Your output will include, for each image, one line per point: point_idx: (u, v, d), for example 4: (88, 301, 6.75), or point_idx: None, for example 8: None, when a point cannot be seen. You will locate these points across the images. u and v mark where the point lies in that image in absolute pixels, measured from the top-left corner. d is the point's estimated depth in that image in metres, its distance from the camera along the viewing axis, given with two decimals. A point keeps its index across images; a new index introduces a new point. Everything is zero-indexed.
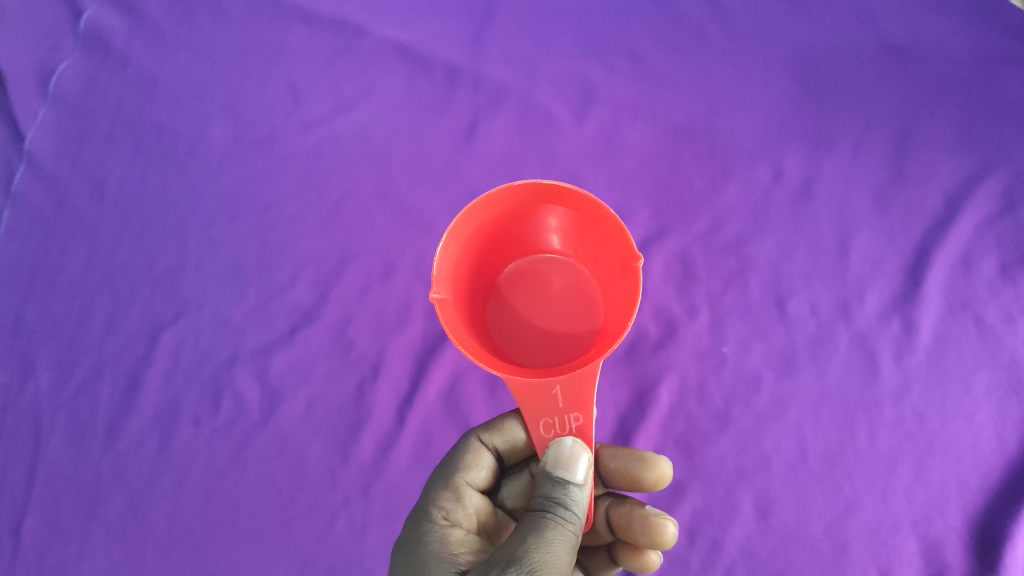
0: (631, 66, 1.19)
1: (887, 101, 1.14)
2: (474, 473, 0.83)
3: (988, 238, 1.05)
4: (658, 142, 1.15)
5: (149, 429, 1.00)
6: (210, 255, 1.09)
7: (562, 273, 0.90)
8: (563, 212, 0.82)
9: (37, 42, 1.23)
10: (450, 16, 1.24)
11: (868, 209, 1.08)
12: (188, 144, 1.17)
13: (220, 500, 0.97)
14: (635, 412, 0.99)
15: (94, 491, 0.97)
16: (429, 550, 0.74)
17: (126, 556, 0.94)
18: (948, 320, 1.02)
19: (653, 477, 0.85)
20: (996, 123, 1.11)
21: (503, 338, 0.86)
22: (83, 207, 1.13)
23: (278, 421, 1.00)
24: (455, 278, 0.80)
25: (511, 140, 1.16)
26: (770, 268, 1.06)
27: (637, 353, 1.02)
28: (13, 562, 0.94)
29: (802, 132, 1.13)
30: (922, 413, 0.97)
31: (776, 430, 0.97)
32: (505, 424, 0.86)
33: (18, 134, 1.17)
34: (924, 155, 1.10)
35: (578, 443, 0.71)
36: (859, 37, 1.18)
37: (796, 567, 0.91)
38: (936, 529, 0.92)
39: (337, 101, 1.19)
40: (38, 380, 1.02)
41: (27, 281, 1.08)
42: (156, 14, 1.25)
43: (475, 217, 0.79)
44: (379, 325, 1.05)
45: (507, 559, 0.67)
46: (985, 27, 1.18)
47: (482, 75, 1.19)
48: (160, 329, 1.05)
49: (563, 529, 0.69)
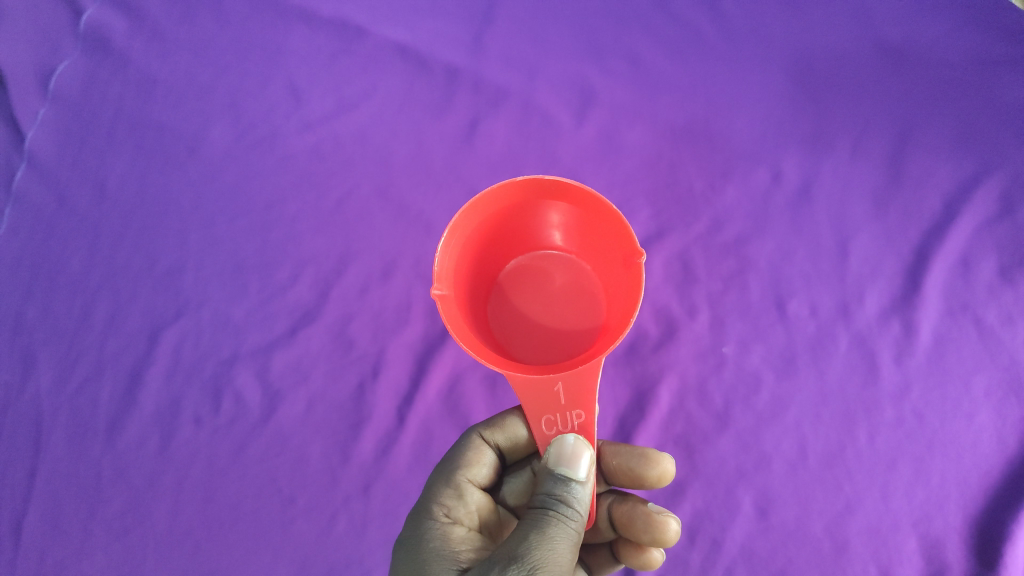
0: (631, 67, 1.19)
1: (887, 102, 1.14)
2: (476, 470, 0.83)
3: (988, 239, 1.05)
4: (657, 143, 1.15)
5: (150, 428, 1.00)
6: (210, 255, 1.09)
7: (564, 270, 0.90)
8: (565, 209, 0.82)
9: (38, 41, 1.23)
10: (450, 17, 1.24)
11: (868, 210, 1.08)
12: (189, 144, 1.17)
13: (221, 499, 0.97)
14: (635, 412, 0.99)
15: (94, 490, 0.97)
16: (430, 548, 0.74)
17: (127, 556, 0.94)
18: (948, 321, 1.02)
19: (655, 474, 0.85)
20: (995, 124, 1.11)
21: (505, 335, 0.86)
22: (83, 206, 1.13)
23: (279, 421, 1.00)
24: (457, 275, 0.80)
25: (511, 140, 1.16)
26: (770, 268, 1.06)
27: (637, 352, 1.02)
28: (14, 561, 0.94)
29: (802, 133, 1.13)
30: (922, 414, 0.97)
31: (776, 430, 0.97)
32: (507, 421, 0.86)
33: (18, 134, 1.17)
34: (924, 156, 1.11)
35: (580, 440, 0.71)
36: (858, 38, 1.18)
37: (796, 567, 0.91)
38: (936, 528, 0.92)
39: (337, 101, 1.19)
40: (39, 379, 1.02)
41: (27, 280, 1.08)
42: (156, 14, 1.25)
43: (477, 213, 0.79)
44: (379, 325, 1.05)
45: (509, 557, 0.67)
46: (983, 29, 1.18)
47: (482, 75, 1.20)
48: (161, 328, 1.05)
49: (565, 527, 0.69)
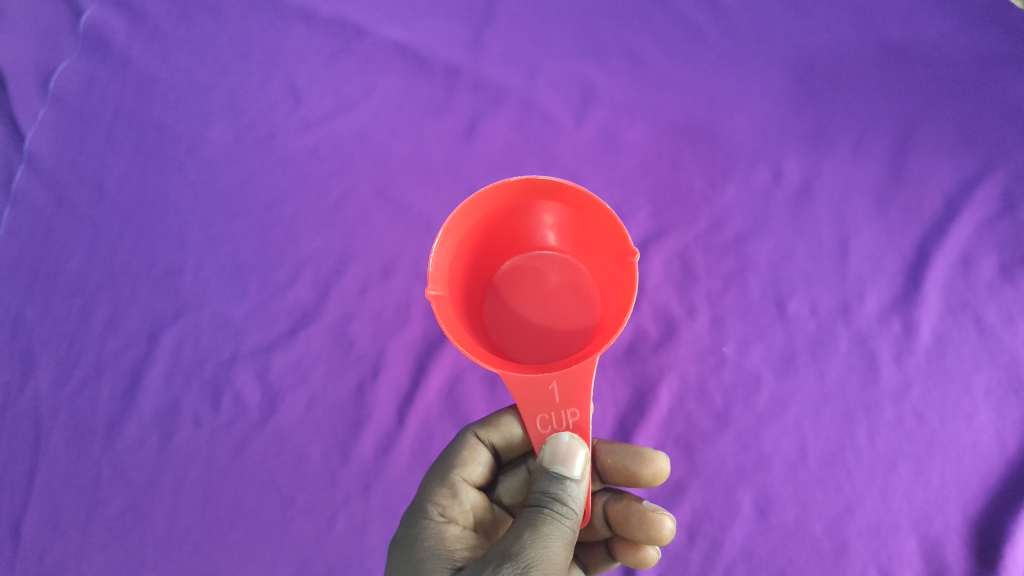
0: (631, 66, 1.19)
1: (886, 101, 1.14)
2: (471, 469, 0.83)
3: (988, 238, 1.05)
4: (657, 142, 1.15)
5: (149, 429, 1.00)
6: (210, 255, 1.09)
7: (559, 270, 0.90)
8: (559, 209, 0.82)
9: (38, 41, 1.22)
10: (450, 16, 1.24)
11: (868, 209, 1.08)
12: (189, 144, 1.17)
13: (221, 499, 0.97)
14: (635, 412, 0.99)
15: (94, 490, 0.97)
16: (425, 547, 0.74)
17: (126, 557, 0.94)
18: (948, 320, 1.02)
19: (651, 472, 0.85)
20: (996, 124, 1.11)
21: (500, 335, 0.86)
22: (83, 206, 1.13)
23: (278, 421, 1.00)
24: (452, 274, 0.80)
25: (511, 140, 1.16)
26: (770, 268, 1.06)
27: (636, 353, 1.02)
28: (12, 562, 0.94)
29: (802, 131, 1.13)
30: (922, 413, 0.97)
31: (776, 429, 0.97)
32: (502, 420, 0.85)
33: (18, 134, 1.17)
34: (925, 155, 1.10)
35: (575, 438, 0.71)
36: (858, 37, 1.18)
37: (796, 566, 0.91)
38: (936, 528, 0.92)
39: (336, 101, 1.19)
40: (38, 380, 1.02)
41: (27, 280, 1.08)
42: (156, 14, 1.25)
43: (471, 213, 0.79)
44: (379, 325, 1.05)
45: (503, 555, 0.67)
46: (983, 28, 1.18)
47: (482, 75, 1.19)
48: (160, 329, 1.05)
49: (559, 525, 0.69)
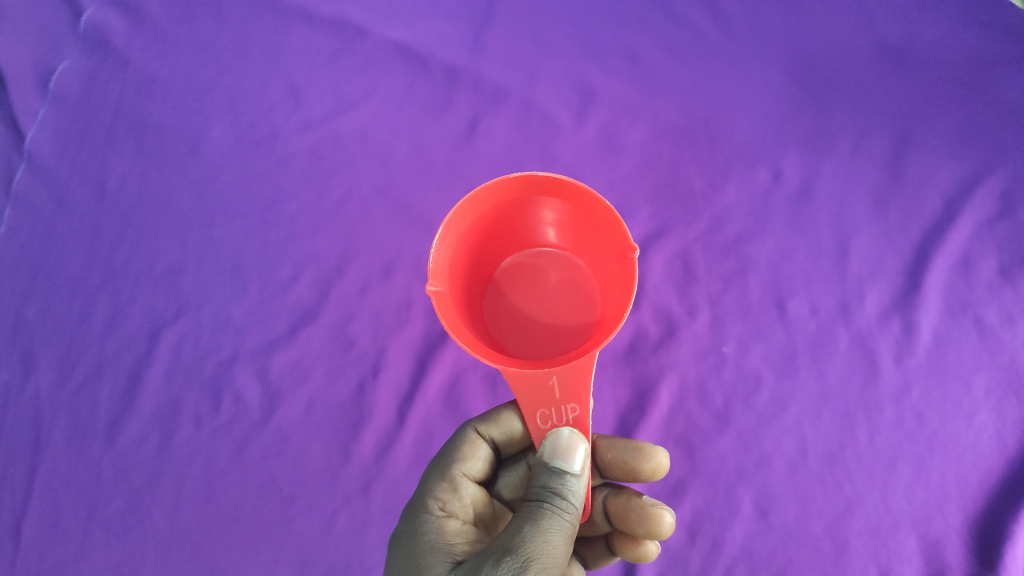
0: (630, 66, 1.20)
1: (885, 101, 1.14)
2: (471, 464, 0.83)
3: (987, 239, 1.05)
4: (657, 142, 1.15)
5: (150, 428, 1.00)
6: (210, 254, 1.09)
7: (559, 268, 0.90)
8: (560, 205, 0.82)
9: (37, 41, 1.23)
10: (450, 16, 1.24)
11: (867, 210, 1.08)
12: (189, 144, 1.17)
13: (221, 499, 0.97)
14: (635, 412, 0.99)
15: (94, 489, 0.97)
16: (424, 541, 0.74)
17: (126, 556, 0.94)
18: (948, 320, 1.02)
19: (650, 468, 0.84)
20: (995, 125, 1.11)
21: (500, 331, 0.86)
22: (83, 206, 1.13)
23: (279, 420, 1.00)
24: (452, 270, 0.80)
25: (511, 140, 1.17)
26: (770, 268, 1.06)
27: (637, 352, 1.02)
28: (13, 562, 0.94)
29: (802, 132, 1.13)
30: (922, 414, 0.97)
31: (776, 429, 0.97)
32: (502, 415, 0.85)
33: (19, 133, 1.17)
34: (924, 156, 1.11)
35: (575, 433, 0.71)
36: (857, 37, 1.18)
37: (796, 566, 0.91)
38: (936, 528, 0.92)
39: (337, 101, 1.19)
40: (39, 380, 1.02)
41: (26, 280, 1.08)
42: (156, 14, 1.25)
43: (471, 208, 0.79)
44: (379, 324, 1.05)
45: (503, 549, 0.67)
46: (982, 29, 1.18)
47: (482, 75, 1.20)
48: (160, 328, 1.05)
49: (559, 519, 0.69)
